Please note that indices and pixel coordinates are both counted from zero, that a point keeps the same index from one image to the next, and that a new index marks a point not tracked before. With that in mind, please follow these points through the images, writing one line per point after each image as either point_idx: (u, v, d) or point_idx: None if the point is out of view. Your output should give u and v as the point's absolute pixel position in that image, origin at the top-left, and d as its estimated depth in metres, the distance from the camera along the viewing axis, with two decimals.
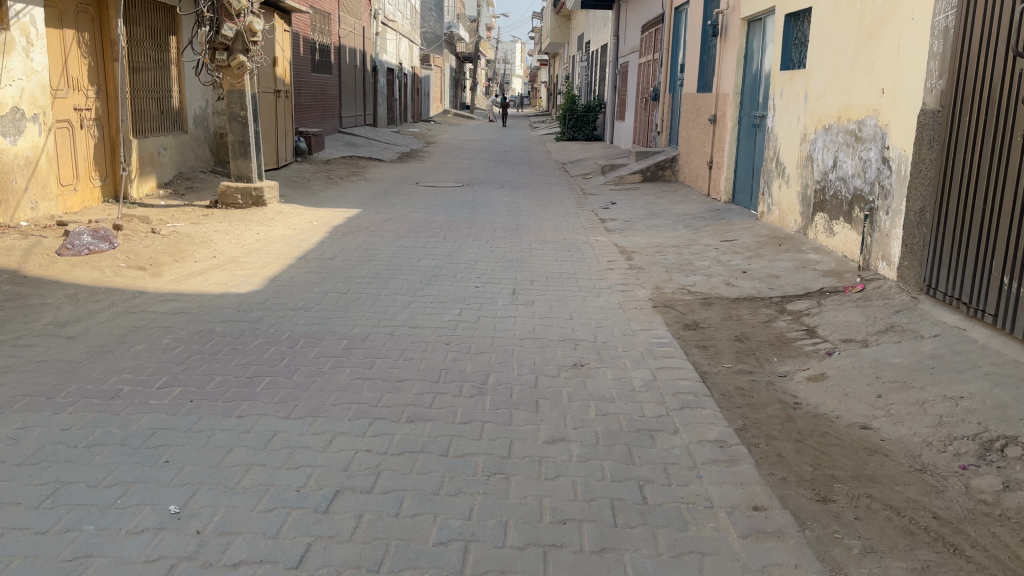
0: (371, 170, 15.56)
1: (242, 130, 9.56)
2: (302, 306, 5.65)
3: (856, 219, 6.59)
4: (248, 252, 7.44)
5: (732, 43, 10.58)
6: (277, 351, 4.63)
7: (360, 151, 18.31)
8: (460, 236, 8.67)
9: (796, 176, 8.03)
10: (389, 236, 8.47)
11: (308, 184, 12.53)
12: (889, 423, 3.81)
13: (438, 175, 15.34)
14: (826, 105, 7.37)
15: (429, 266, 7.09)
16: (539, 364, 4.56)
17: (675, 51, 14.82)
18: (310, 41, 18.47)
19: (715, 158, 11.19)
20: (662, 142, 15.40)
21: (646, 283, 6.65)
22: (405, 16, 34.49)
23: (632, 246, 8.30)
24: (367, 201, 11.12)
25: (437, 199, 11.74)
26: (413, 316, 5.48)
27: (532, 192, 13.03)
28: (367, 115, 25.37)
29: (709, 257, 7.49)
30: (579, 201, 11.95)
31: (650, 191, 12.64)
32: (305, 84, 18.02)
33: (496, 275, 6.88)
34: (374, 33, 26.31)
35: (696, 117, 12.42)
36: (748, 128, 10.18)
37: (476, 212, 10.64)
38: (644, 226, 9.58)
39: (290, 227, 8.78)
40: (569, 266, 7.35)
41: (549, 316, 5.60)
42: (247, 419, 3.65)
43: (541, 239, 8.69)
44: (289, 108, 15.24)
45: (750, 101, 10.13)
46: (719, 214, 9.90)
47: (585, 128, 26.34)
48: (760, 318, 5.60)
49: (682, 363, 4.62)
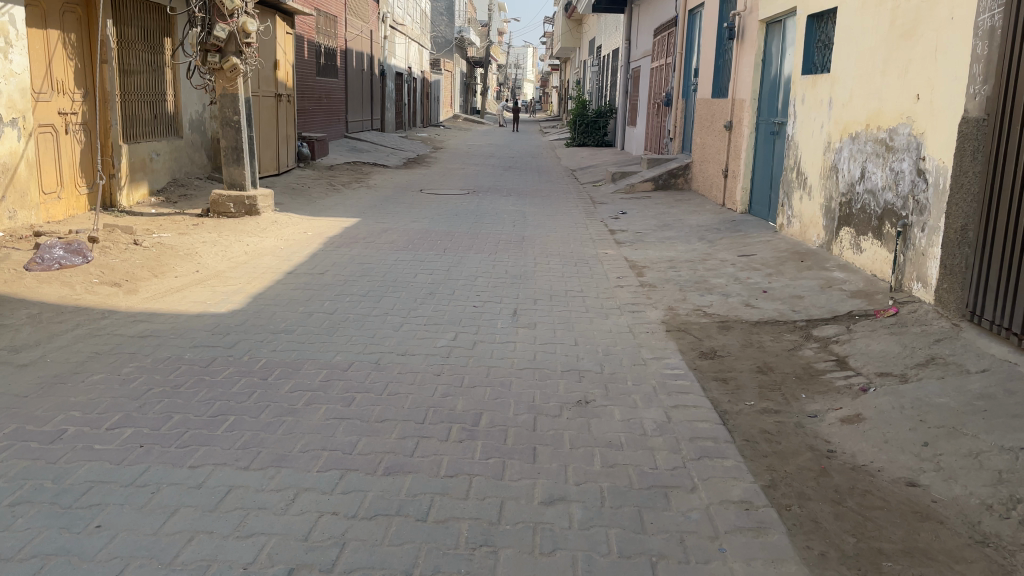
0: (375, 176, 15.13)
1: (235, 136, 9.11)
2: (283, 329, 5.19)
3: (886, 235, 6.09)
4: (234, 265, 7.00)
5: (750, 47, 10.08)
6: (247, 383, 4.17)
7: (365, 157, 17.88)
8: (462, 248, 8.20)
9: (819, 187, 7.52)
10: (386, 248, 8.01)
11: (308, 191, 12.10)
12: (940, 479, 3.31)
13: (443, 182, 14.89)
14: (853, 112, 6.87)
15: (426, 283, 6.62)
16: (539, 400, 4.07)
17: (689, 55, 14.33)
18: (315, 44, 18.07)
19: (731, 167, 10.69)
20: (675, 149, 14.91)
21: (659, 304, 6.16)
22: (415, 19, 34.09)
23: (644, 261, 7.81)
24: (367, 210, 10.67)
25: (441, 208, 11.28)
26: (403, 341, 5.00)
27: (540, 200, 12.55)
28: (374, 120, 24.97)
29: (726, 274, 6.99)
30: (588, 210, 11.46)
31: (663, 200, 12.15)
32: (309, 88, 17.62)
33: (497, 293, 6.41)
34: (382, 36, 25.90)
35: (710, 124, 11.92)
36: (766, 135, 9.68)
37: (481, 222, 10.17)
38: (655, 239, 9.09)
39: (283, 238, 8.34)
40: (576, 283, 6.86)
41: (552, 341, 5.11)
42: (201, 471, 3.19)
43: (547, 252, 8.22)
44: (291, 113, 14.83)
45: (768, 107, 9.63)
46: (735, 226, 9.40)
47: (595, 133, 25.87)
48: (784, 346, 5.10)
49: (699, 401, 4.13)
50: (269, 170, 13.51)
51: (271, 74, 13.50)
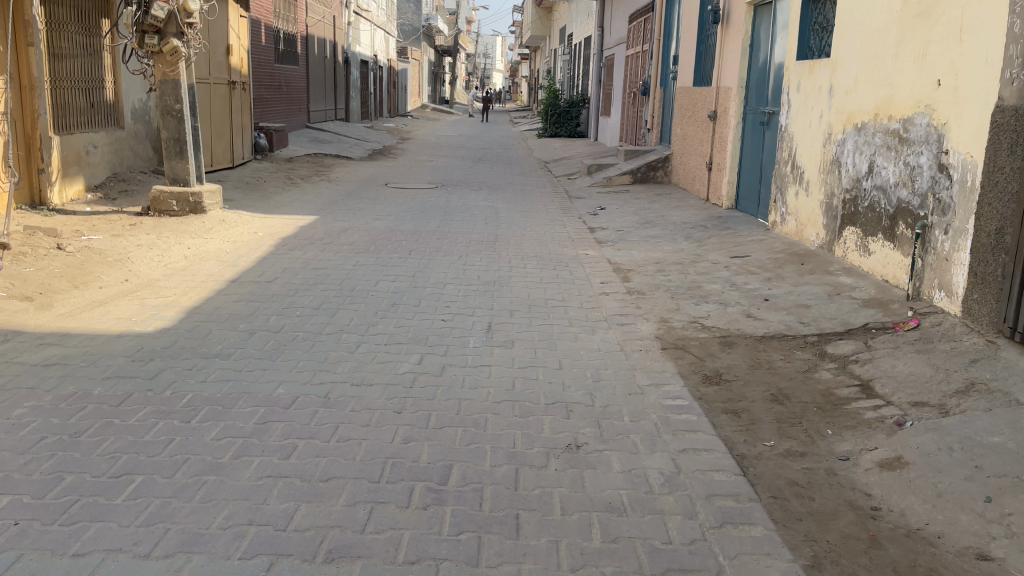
0: (337, 170, 14.30)
1: (178, 126, 8.24)
2: (218, 352, 4.44)
3: (901, 237, 5.49)
4: (171, 272, 6.21)
5: (737, 31, 9.46)
6: (164, 429, 3.42)
7: (328, 149, 17.02)
8: (428, 250, 7.48)
9: (818, 183, 6.91)
10: (345, 251, 7.26)
11: (263, 186, 11.27)
12: (1017, 551, 2.68)
13: (410, 175, 14.12)
14: (858, 100, 6.26)
15: (388, 292, 5.90)
16: (520, 444, 3.38)
17: (667, 42, 13.69)
18: (273, 29, 17.12)
19: (715, 159, 10.08)
20: (652, 140, 14.28)
21: (650, 315, 5.51)
22: (381, 6, 33.05)
23: (628, 264, 7.15)
24: (327, 207, 9.89)
25: (407, 204, 10.53)
26: (360, 367, 4.28)
27: (512, 195, 11.85)
28: (338, 109, 24.04)
29: (720, 279, 6.36)
30: (564, 206, 10.79)
31: (642, 194, 11.52)
32: (268, 76, 16.70)
33: (468, 303, 5.71)
34: (346, 23, 24.92)
35: (692, 114, 11.29)
36: (754, 125, 9.07)
37: (450, 219, 9.45)
38: (638, 237, 8.44)
39: (231, 239, 7.54)
40: (555, 290, 6.19)
41: (533, 365, 4.42)
42: (86, 564, 2.46)
43: (522, 254, 7.53)
44: (246, 102, 13.93)
45: (756, 95, 9.02)
46: (722, 223, 8.78)
47: (568, 123, 25.22)
48: (798, 367, 4.45)
49: (710, 443, 3.47)
50: (222, 162, 12.63)
51: (223, 59, 12.60)
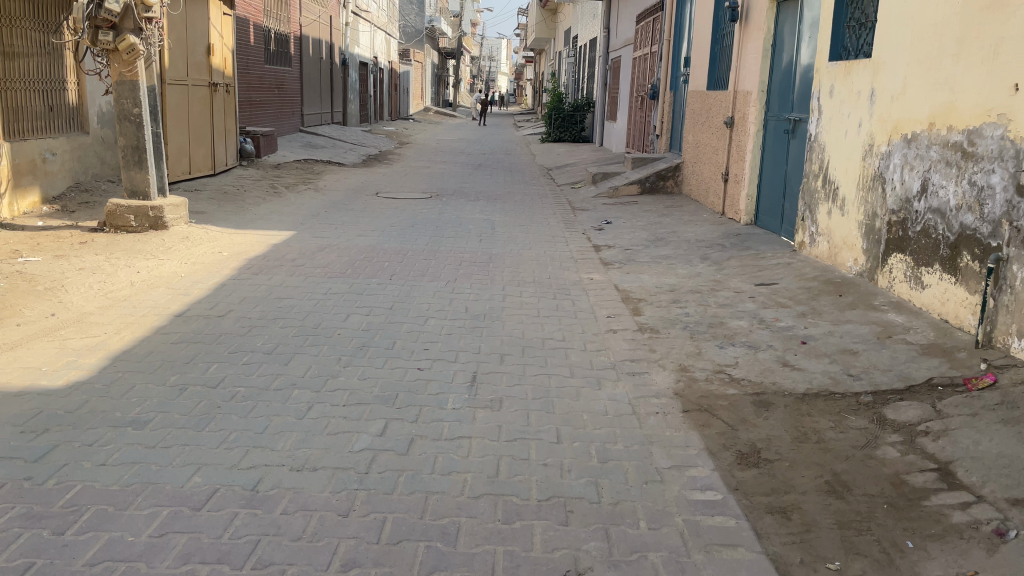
0: (327, 177, 13.47)
1: (137, 133, 7.38)
2: (133, 420, 3.58)
3: (965, 270, 4.60)
4: (108, 304, 5.36)
5: (757, 30, 8.58)
6: (25, 547, 2.57)
7: (320, 154, 16.19)
8: (412, 273, 6.62)
9: (856, 201, 6.04)
10: (318, 275, 6.42)
11: (242, 196, 10.44)
12: None
13: (404, 183, 13.27)
14: (907, 106, 5.38)
15: (359, 329, 5.05)
16: (501, 572, 2.51)
17: (678, 43, 12.82)
18: (263, 29, 16.31)
19: (732, 170, 9.21)
20: (662, 147, 13.41)
21: (665, 361, 4.64)
22: (382, 7, 32.23)
23: (639, 291, 6.28)
24: (307, 220, 9.05)
25: (396, 216, 9.69)
26: (305, 441, 3.41)
27: (512, 207, 10.99)
28: (334, 113, 23.23)
29: (746, 313, 5.49)
30: (567, 219, 9.92)
31: (652, 206, 10.66)
32: (257, 78, 15.87)
33: (451, 344, 4.84)
34: (343, 23, 24.11)
35: (706, 120, 10.42)
36: (777, 134, 8.20)
37: (441, 234, 8.61)
38: (649, 257, 7.58)
39: (190, 261, 6.70)
40: (554, 326, 5.32)
41: (523, 436, 3.55)
42: None
43: (518, 278, 6.67)
44: (230, 105, 13.09)
45: (780, 101, 8.15)
46: (741, 242, 7.91)
47: (572, 128, 24.38)
48: (855, 441, 3.57)
49: (754, 568, 2.59)
50: (201, 170, 11.77)
51: (203, 60, 11.75)
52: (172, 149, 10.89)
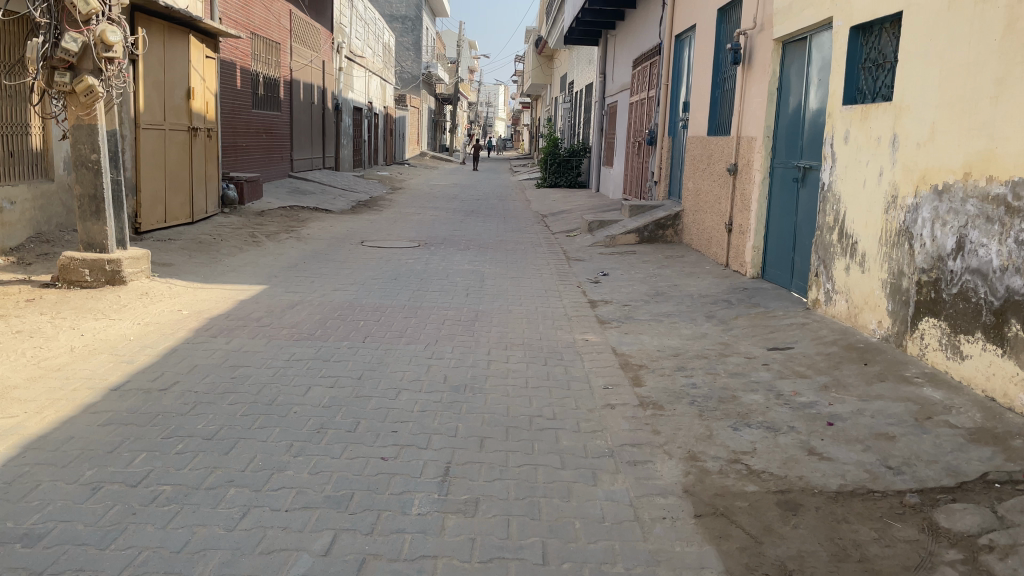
0: (312, 224, 12.93)
1: (94, 181, 6.81)
2: (25, 534, 2.94)
3: (1015, 341, 4.00)
4: (38, 375, 4.73)
5: (762, 73, 8.12)
6: None
7: (307, 200, 15.68)
8: (389, 334, 6.01)
9: (879, 257, 5.47)
10: (284, 336, 5.80)
11: (217, 246, 9.87)
12: None
13: (392, 231, 12.72)
14: (936, 154, 4.85)
15: (320, 405, 4.41)
16: None
17: (677, 87, 12.42)
18: (251, 73, 15.95)
19: (736, 220, 8.67)
20: (660, 193, 12.91)
21: (671, 445, 4.00)
22: (378, 52, 32.13)
23: (639, 355, 5.66)
24: (283, 272, 8.45)
25: (379, 267, 9.11)
26: (230, 564, 2.76)
27: (503, 257, 10.41)
28: (326, 157, 22.84)
29: (760, 385, 4.87)
30: (561, 271, 9.34)
31: (651, 257, 10.09)
32: (243, 122, 15.45)
33: (424, 424, 4.20)
34: (337, 68, 23.87)
35: (707, 166, 9.93)
36: (785, 182, 7.67)
37: (426, 287, 8.00)
38: (648, 315, 6.97)
39: (145, 320, 6.09)
40: (543, 399, 4.69)
41: (502, 554, 2.91)
42: None
43: (506, 339, 6.06)
44: (212, 150, 12.60)
45: (787, 147, 7.64)
46: (749, 299, 7.32)
47: (568, 173, 24.00)
48: (907, 561, 2.92)
49: None
50: (179, 218, 11.26)
51: (182, 103, 11.29)
52: (147, 196, 10.38)
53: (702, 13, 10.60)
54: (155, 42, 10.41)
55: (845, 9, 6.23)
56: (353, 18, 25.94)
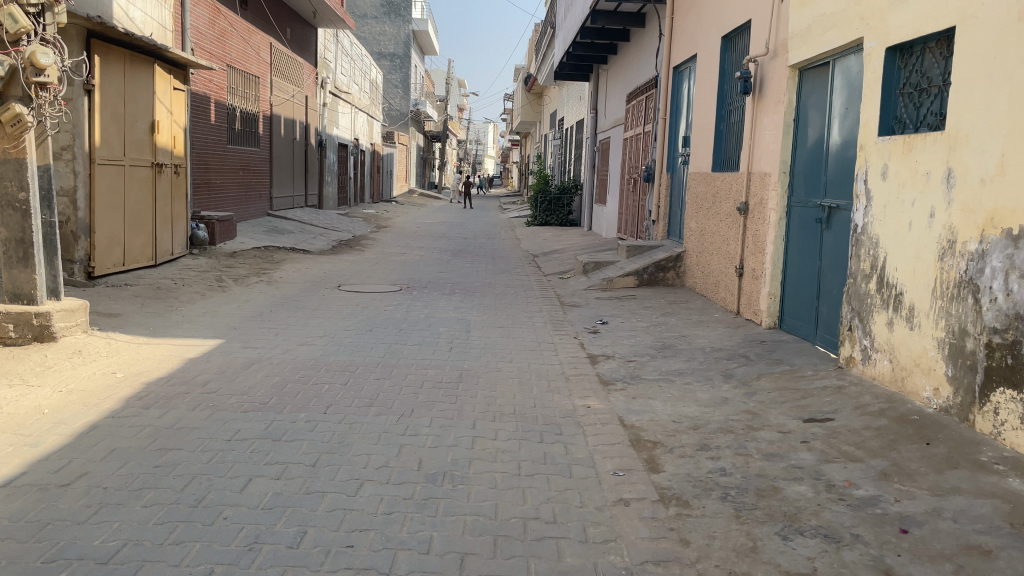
0: (286, 266, 12.05)
1: (22, 223, 5.95)
2: None
3: None
4: None
5: (776, 103, 7.39)
6: None
7: (284, 240, 14.81)
8: (356, 401, 5.11)
9: (933, 312, 4.65)
10: (230, 406, 4.89)
11: (176, 292, 8.97)
12: None
13: (372, 273, 11.85)
14: (1006, 191, 4.06)
15: (260, 505, 3.50)
16: None
17: (676, 120, 11.72)
18: (227, 107, 15.19)
19: (748, 263, 7.87)
20: (658, 233, 12.13)
21: (706, 564, 3.11)
22: (365, 89, 31.54)
23: (651, 428, 4.78)
24: (245, 322, 7.55)
25: (353, 315, 8.23)
26: None
27: (492, 302, 9.54)
28: (308, 195, 22.05)
29: (803, 471, 3.99)
30: (555, 319, 8.48)
31: (653, 302, 9.25)
32: (217, 158, 14.65)
33: (389, 533, 3.28)
34: (320, 104, 23.21)
35: (713, 205, 9.16)
36: (805, 223, 6.90)
37: (405, 339, 7.11)
38: (657, 373, 6.10)
39: (69, 385, 5.18)
40: (538, 490, 3.79)
41: None
42: None
43: (493, 406, 5.17)
44: (180, 187, 11.78)
45: (808, 184, 6.88)
46: (769, 353, 6.48)
47: (559, 212, 23.28)
48: None
49: None
50: (140, 261, 10.40)
51: (145, 137, 10.49)
52: (103, 237, 9.53)
53: (704, 42, 9.92)
54: (115, 71, 9.65)
55: (878, 28, 5.50)
56: (338, 54, 25.34)
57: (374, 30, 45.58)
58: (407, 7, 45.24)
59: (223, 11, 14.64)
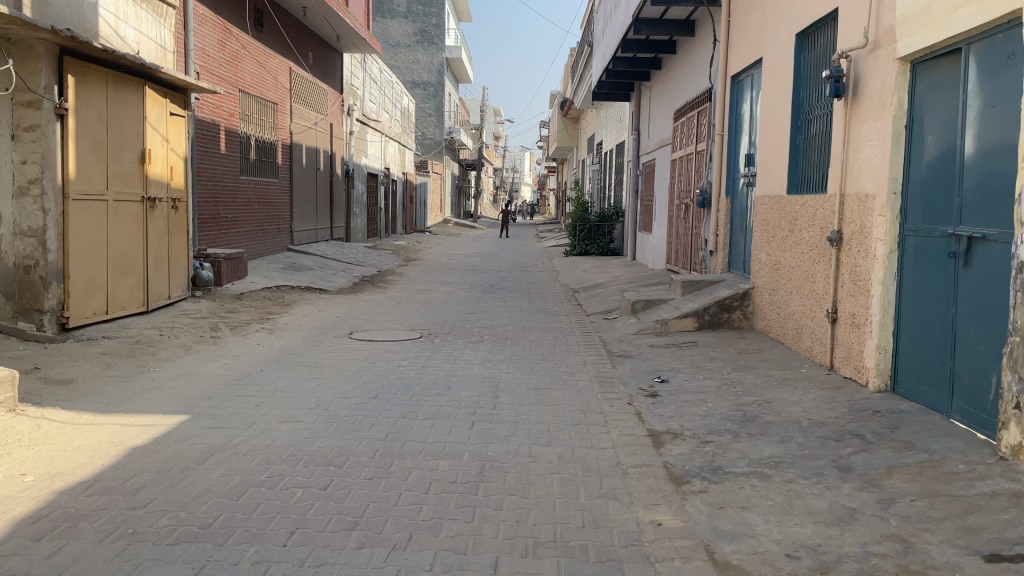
0: (296, 309, 10.73)
1: None
2: None
3: None
4: None
5: (879, 106, 5.87)
6: None
7: (300, 277, 13.54)
8: (333, 521, 3.66)
9: None
10: (155, 535, 3.48)
11: (157, 347, 7.68)
12: None
13: (391, 316, 10.46)
14: None
15: None
16: None
17: (736, 136, 10.23)
18: (240, 135, 14.08)
19: (845, 307, 6.30)
20: (716, 265, 10.58)
21: None
22: (396, 117, 30.55)
23: (758, 570, 3.25)
24: (224, 387, 6.20)
25: (359, 374, 6.82)
26: None
27: (526, 352, 8.06)
28: (335, 228, 20.92)
29: None
30: (603, 376, 6.98)
31: (720, 352, 7.69)
32: (229, 190, 13.52)
33: None
34: (347, 132, 22.15)
35: (791, 234, 7.60)
36: (927, 257, 5.33)
37: (415, 410, 5.66)
38: (746, 465, 4.55)
39: None
40: None
41: None
42: None
43: (524, 526, 3.67)
44: (179, 223, 10.59)
45: (930, 206, 5.32)
46: (891, 432, 4.90)
47: (599, 240, 21.81)
48: None
49: None
50: (126, 307, 9.19)
51: (134, 168, 9.34)
52: (80, 282, 8.30)
53: (772, 43, 8.45)
54: (94, 93, 8.50)
55: None
56: (366, 81, 24.30)
57: (408, 58, 44.83)
58: (441, 36, 44.45)
59: (234, 32, 13.58)
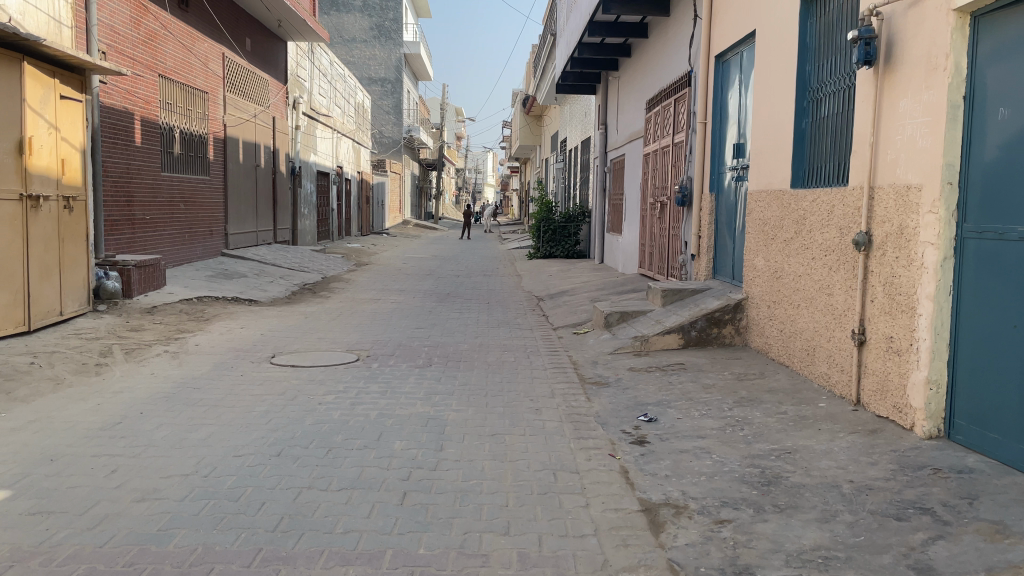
0: (214, 326, 9.22)
1: None
2: None
3: None
4: None
5: (926, 72, 4.60)
6: None
7: (230, 287, 11.99)
8: None
9: None
10: None
11: (15, 381, 6.10)
12: None
13: (326, 333, 9.00)
14: None
15: None
16: None
17: (722, 123, 8.98)
18: (161, 125, 12.47)
19: (877, 326, 5.03)
20: (698, 270, 9.32)
21: None
22: (349, 113, 28.89)
23: None
24: (79, 444, 4.68)
25: (266, 417, 5.35)
26: None
27: (480, 379, 6.68)
28: (279, 230, 19.32)
29: None
30: (575, 414, 5.61)
31: (714, 377, 6.40)
32: (146, 187, 11.90)
33: None
34: (293, 126, 20.54)
35: (797, 234, 6.34)
36: (1001, 266, 4.05)
37: (329, 474, 4.24)
38: (786, 565, 3.20)
39: None
40: None
41: None
42: None
43: None
44: (74, 225, 9.01)
45: (1003, 198, 4.04)
46: (969, 506, 3.61)
47: (564, 242, 20.53)
48: None
49: None
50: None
51: (9, 159, 7.73)
52: None
53: (769, 11, 7.20)
54: None
55: None
56: (314, 72, 22.67)
57: (364, 54, 43.09)
58: (398, 30, 42.74)
59: (151, 10, 11.98)
